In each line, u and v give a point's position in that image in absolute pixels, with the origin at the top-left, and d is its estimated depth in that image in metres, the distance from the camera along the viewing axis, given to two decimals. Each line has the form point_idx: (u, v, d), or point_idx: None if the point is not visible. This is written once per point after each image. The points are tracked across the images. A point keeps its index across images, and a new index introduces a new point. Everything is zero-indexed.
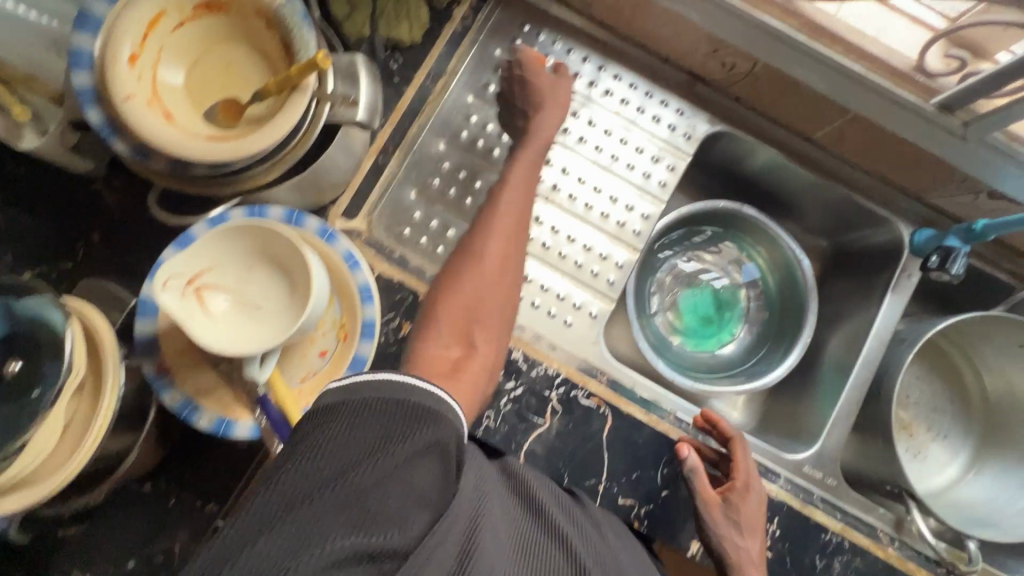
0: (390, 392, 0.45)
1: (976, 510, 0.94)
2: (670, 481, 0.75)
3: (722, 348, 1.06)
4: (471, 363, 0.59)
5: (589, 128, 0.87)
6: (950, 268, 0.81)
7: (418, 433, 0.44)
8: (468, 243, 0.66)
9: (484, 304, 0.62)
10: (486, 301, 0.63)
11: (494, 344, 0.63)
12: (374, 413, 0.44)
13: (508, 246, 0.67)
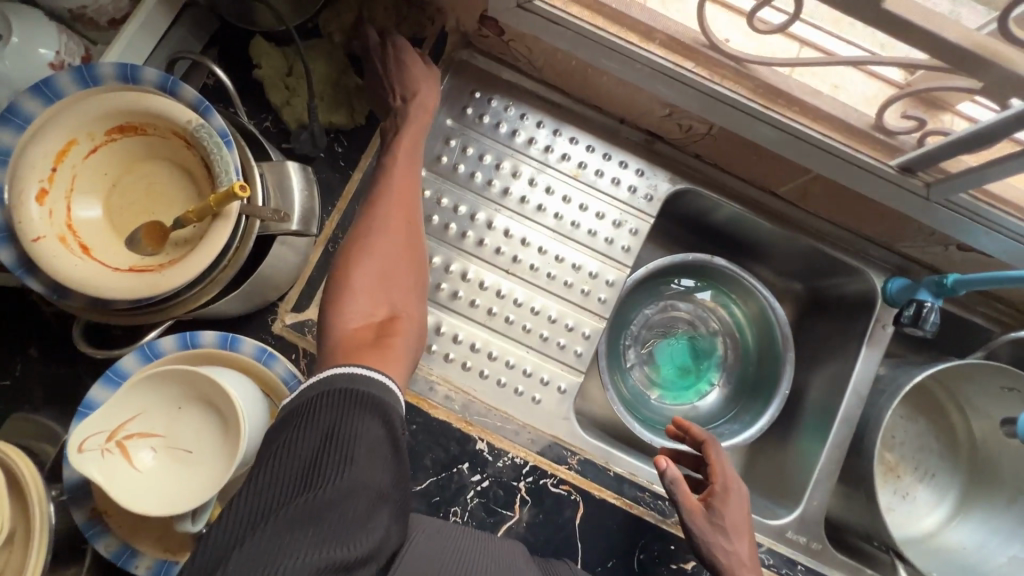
0: (339, 388, 0.47)
1: (965, 558, 0.92)
2: (648, 567, 0.73)
3: (701, 399, 1.04)
4: (394, 324, 0.63)
5: (548, 196, 0.85)
6: (923, 326, 0.79)
7: (369, 426, 0.46)
8: (361, 227, 0.67)
9: (395, 274, 0.67)
10: (396, 271, 0.67)
11: (412, 305, 0.68)
12: (323, 413, 0.46)
13: (409, 225, 0.70)
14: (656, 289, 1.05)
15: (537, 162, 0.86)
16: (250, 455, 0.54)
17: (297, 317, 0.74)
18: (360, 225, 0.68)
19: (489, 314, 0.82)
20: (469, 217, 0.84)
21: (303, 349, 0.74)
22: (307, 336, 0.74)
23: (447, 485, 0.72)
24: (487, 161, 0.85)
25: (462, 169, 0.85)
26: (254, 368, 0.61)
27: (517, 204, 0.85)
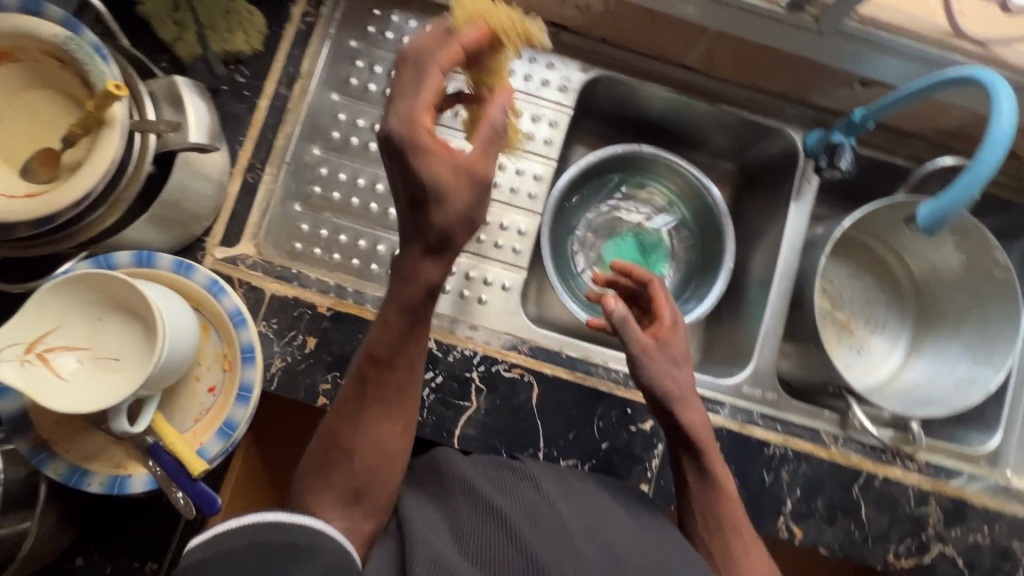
0: (263, 526, 0.45)
1: (922, 390, 0.95)
2: (608, 433, 0.75)
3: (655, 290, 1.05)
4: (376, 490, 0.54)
5: (463, 102, 0.86)
6: (839, 164, 0.81)
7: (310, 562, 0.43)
8: (344, 424, 0.55)
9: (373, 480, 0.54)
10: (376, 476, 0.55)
11: (394, 465, 0.56)
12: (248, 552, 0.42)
13: (394, 439, 0.56)
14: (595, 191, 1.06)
15: (447, 70, 0.86)
16: (177, 359, 0.54)
17: (228, 251, 0.75)
18: (339, 407, 0.57)
19: None
20: None
21: (238, 279, 0.73)
22: (240, 267, 0.74)
23: None
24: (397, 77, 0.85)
25: (373, 88, 0.85)
26: (177, 282, 0.59)
27: (434, 115, 0.85)
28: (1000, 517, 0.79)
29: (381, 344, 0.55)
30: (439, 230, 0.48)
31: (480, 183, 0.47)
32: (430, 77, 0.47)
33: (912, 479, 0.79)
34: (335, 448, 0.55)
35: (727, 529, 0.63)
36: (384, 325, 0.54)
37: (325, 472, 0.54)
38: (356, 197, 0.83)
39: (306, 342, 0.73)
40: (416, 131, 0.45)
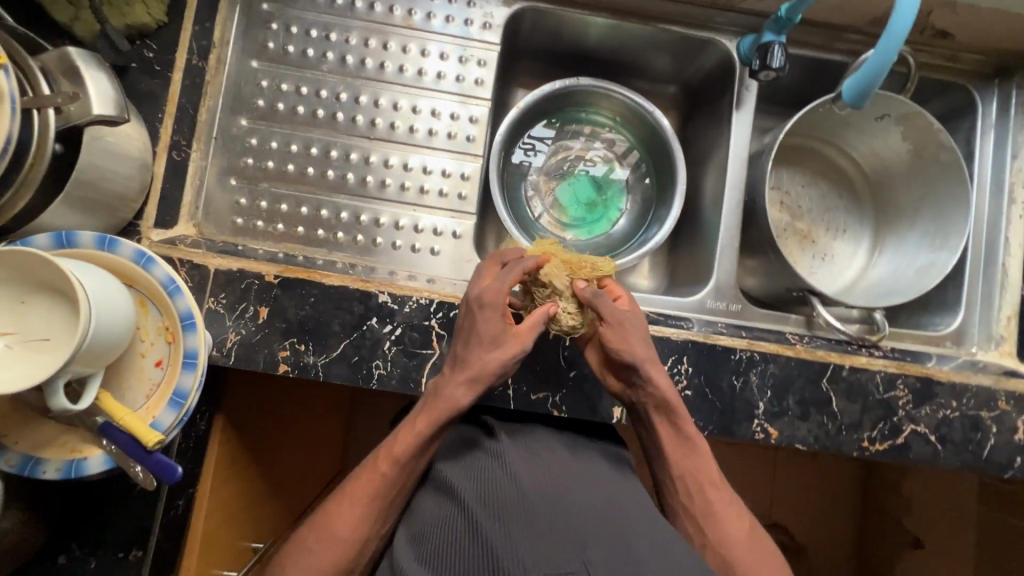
0: None
1: (884, 284, 0.96)
2: (575, 361, 0.75)
3: (615, 226, 1.05)
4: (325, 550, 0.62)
5: (387, 52, 0.83)
6: (771, 64, 0.80)
7: None
8: (350, 485, 0.65)
9: (341, 537, 0.63)
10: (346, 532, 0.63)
11: (352, 528, 0.63)
12: None
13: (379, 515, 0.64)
14: (547, 133, 1.05)
15: (365, 22, 0.83)
16: (112, 334, 0.53)
17: (165, 232, 0.73)
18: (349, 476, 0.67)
19: (364, 184, 0.82)
20: (314, 95, 0.82)
21: (179, 259, 0.71)
22: (179, 247, 0.73)
23: (362, 343, 0.73)
24: (315, 35, 0.83)
25: (292, 50, 0.82)
26: (100, 257, 0.56)
27: (359, 69, 0.83)
28: (970, 391, 0.79)
29: (403, 443, 0.64)
30: (483, 366, 0.63)
31: (523, 349, 0.64)
32: (508, 274, 0.67)
33: (877, 365, 0.79)
34: (347, 495, 0.64)
35: (714, 523, 0.66)
36: (404, 436, 0.64)
37: (340, 509, 0.64)
38: (291, 164, 0.81)
39: (259, 312, 0.72)
40: (493, 297, 0.65)
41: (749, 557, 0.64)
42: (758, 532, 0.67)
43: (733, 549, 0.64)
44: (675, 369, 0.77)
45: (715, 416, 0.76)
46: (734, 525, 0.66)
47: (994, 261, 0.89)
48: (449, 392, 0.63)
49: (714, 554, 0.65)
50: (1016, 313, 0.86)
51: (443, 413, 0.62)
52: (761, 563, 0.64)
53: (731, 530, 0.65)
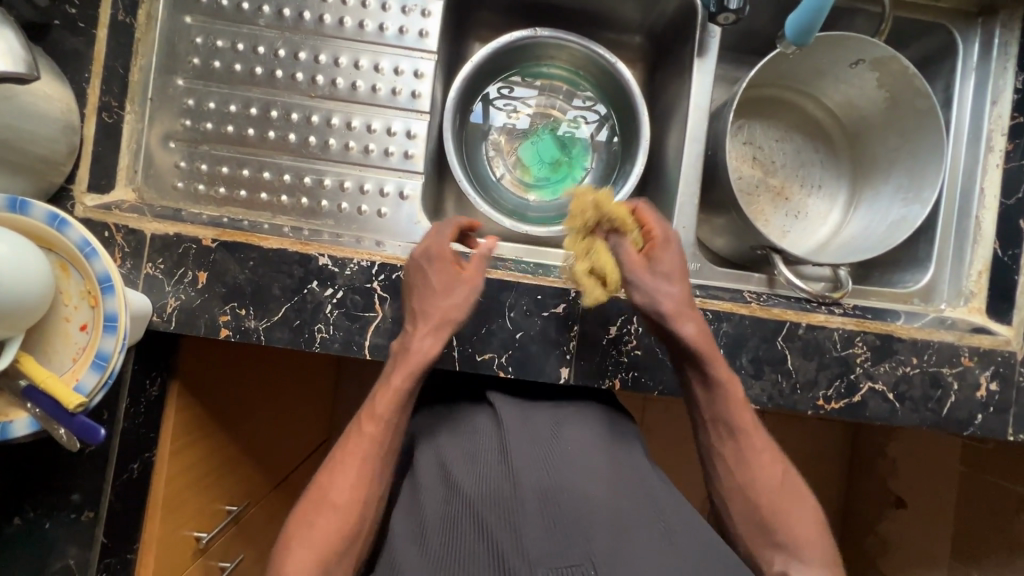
0: None
1: (854, 241, 0.93)
2: (521, 322, 0.74)
3: (578, 187, 1.01)
4: (324, 511, 0.62)
5: (325, 3, 0.79)
6: (728, 5, 0.76)
7: None
8: (338, 448, 0.66)
9: (342, 496, 0.62)
10: (347, 491, 0.63)
11: (351, 486, 0.63)
12: None
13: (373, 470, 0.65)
14: (510, 90, 1.01)
15: None
16: (23, 298, 0.52)
17: (100, 197, 0.72)
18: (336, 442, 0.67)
19: (307, 144, 0.79)
20: (251, 51, 0.79)
21: (114, 224, 0.70)
22: (115, 212, 0.71)
23: (304, 307, 0.72)
24: None
25: (227, 4, 0.78)
26: (14, 220, 0.55)
27: (298, 23, 0.79)
28: (932, 347, 0.77)
29: (384, 399, 0.66)
30: (447, 315, 0.67)
31: (477, 289, 0.69)
32: (447, 229, 0.73)
33: (836, 322, 0.77)
34: (339, 464, 0.64)
35: (744, 460, 0.67)
36: (383, 391, 0.66)
37: (333, 481, 0.63)
38: (230, 125, 0.79)
39: (198, 276, 0.71)
40: (437, 248, 0.70)
41: (778, 497, 0.65)
42: (785, 467, 0.67)
43: (760, 488, 0.65)
44: (624, 330, 0.75)
45: (665, 376, 0.75)
46: (767, 463, 0.66)
47: (967, 214, 0.85)
48: (419, 344, 0.67)
49: (741, 492, 0.66)
50: (987, 267, 0.83)
51: (417, 364, 0.66)
52: (791, 497, 0.65)
53: (762, 472, 0.66)
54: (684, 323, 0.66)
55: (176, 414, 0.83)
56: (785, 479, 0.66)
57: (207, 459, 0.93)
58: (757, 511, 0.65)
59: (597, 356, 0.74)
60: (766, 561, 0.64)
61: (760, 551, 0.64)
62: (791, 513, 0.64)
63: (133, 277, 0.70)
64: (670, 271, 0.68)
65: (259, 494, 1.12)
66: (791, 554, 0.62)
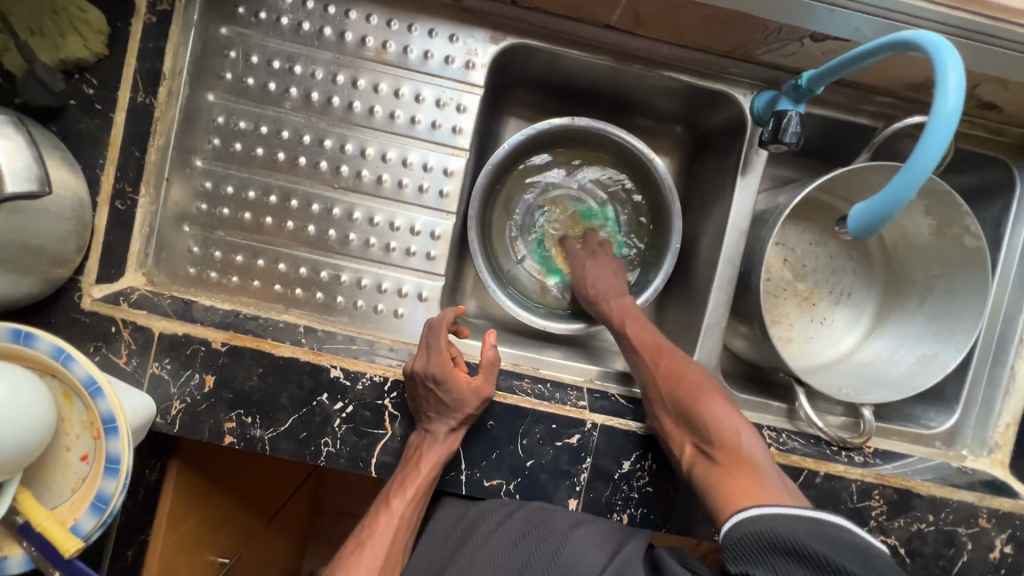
0: None
1: (876, 369, 0.88)
2: (533, 451, 0.71)
3: None
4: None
5: (357, 90, 0.76)
6: (783, 138, 0.69)
7: None
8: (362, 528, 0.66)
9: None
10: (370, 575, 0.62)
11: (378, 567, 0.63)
12: None
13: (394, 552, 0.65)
14: (546, 162, 0.95)
15: (334, 53, 0.75)
16: (22, 445, 0.50)
17: (108, 288, 0.69)
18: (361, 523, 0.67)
19: (326, 237, 0.77)
20: (275, 135, 0.76)
21: (122, 319, 0.67)
22: (123, 306, 0.68)
23: (311, 420, 0.69)
24: (278, 67, 0.75)
25: (253, 83, 0.75)
26: (21, 352, 0.54)
27: (326, 108, 0.76)
28: (950, 506, 0.75)
29: (411, 488, 0.65)
30: (465, 421, 0.67)
31: (486, 398, 0.69)
32: (445, 337, 0.70)
33: (854, 474, 0.75)
34: (365, 545, 0.64)
35: (648, 373, 0.72)
36: (405, 480, 0.66)
37: (359, 561, 0.63)
38: (247, 212, 0.76)
39: (205, 380, 0.68)
40: (439, 356, 0.67)
41: (686, 389, 0.68)
42: (689, 362, 0.71)
43: (661, 374, 0.71)
44: (637, 465, 0.72)
45: (676, 516, 0.73)
46: (669, 364, 0.71)
47: (1002, 362, 0.83)
48: (438, 440, 0.67)
49: (651, 390, 0.71)
50: (1016, 421, 0.82)
51: (437, 459, 0.66)
52: (682, 373, 0.69)
53: (661, 369, 0.71)
54: (608, 294, 0.82)
55: (175, 490, 0.78)
56: (688, 372, 0.69)
57: (208, 522, 0.87)
58: (672, 401, 0.68)
59: (607, 490, 0.72)
60: (684, 453, 0.65)
61: (682, 445, 0.66)
62: (699, 404, 0.66)
63: (138, 375, 0.67)
64: (611, 285, 0.83)
65: (253, 533, 1.00)
66: (707, 437, 0.64)
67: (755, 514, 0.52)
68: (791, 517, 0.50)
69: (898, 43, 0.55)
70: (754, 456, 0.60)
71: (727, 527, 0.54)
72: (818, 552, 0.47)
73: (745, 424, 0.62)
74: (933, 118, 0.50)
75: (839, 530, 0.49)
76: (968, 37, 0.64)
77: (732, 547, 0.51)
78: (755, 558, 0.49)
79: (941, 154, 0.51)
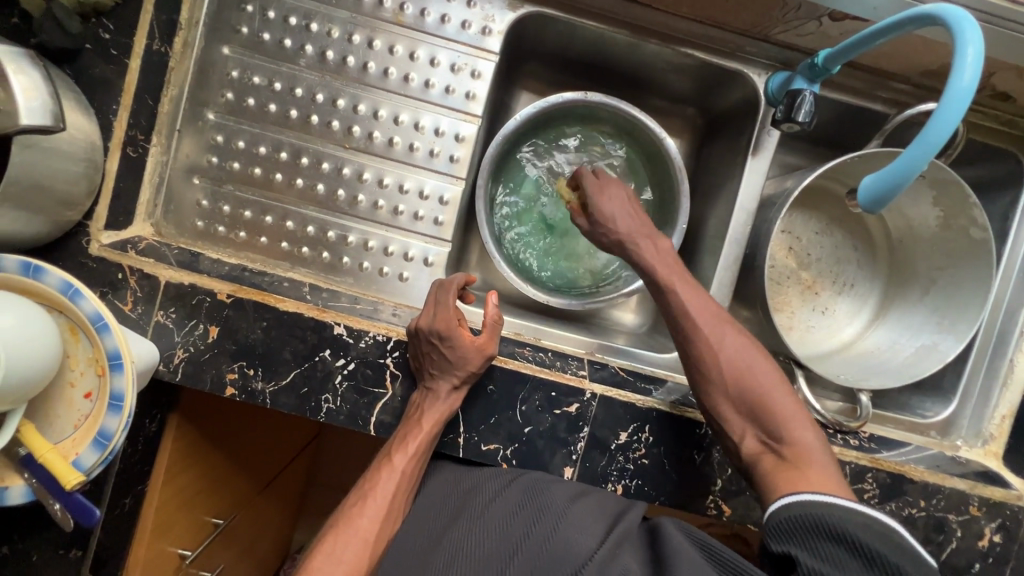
0: None
1: (876, 357, 0.88)
2: (531, 417, 0.72)
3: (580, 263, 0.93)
4: (349, 536, 0.62)
5: (372, 51, 0.76)
6: (796, 117, 0.69)
7: None
8: (365, 481, 0.67)
9: (364, 530, 0.63)
10: (371, 526, 0.63)
11: (378, 518, 0.64)
12: None
13: (396, 506, 0.66)
14: (560, 136, 0.94)
15: (352, 13, 0.75)
16: (26, 374, 0.50)
17: (117, 235, 0.69)
18: (364, 477, 0.68)
19: (335, 197, 0.77)
20: (289, 93, 0.76)
21: (129, 266, 0.67)
22: (130, 253, 0.68)
23: (313, 374, 0.69)
24: (294, 23, 0.75)
25: (268, 38, 0.75)
26: (30, 286, 0.54)
27: (340, 68, 0.76)
28: (942, 492, 0.76)
29: (411, 446, 0.66)
30: (465, 380, 0.68)
31: (489, 359, 0.69)
32: (452, 297, 0.70)
33: (849, 456, 0.75)
34: (367, 496, 0.65)
35: (705, 353, 0.66)
36: (407, 439, 0.66)
37: (361, 511, 0.64)
38: (258, 168, 0.77)
39: (209, 331, 0.68)
40: (444, 315, 0.68)
41: (754, 380, 0.64)
42: (753, 346, 0.66)
43: (724, 361, 0.65)
44: (634, 437, 0.73)
45: (670, 488, 0.73)
46: (730, 350, 0.65)
47: (1002, 354, 0.84)
48: (439, 401, 0.67)
49: (706, 374, 0.66)
50: (1012, 413, 0.83)
51: (438, 420, 0.67)
52: (750, 361, 0.65)
53: (722, 352, 0.65)
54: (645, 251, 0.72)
55: (175, 442, 0.78)
56: (753, 357, 0.65)
57: (205, 478, 0.87)
58: (737, 390, 0.64)
59: (603, 460, 0.72)
60: (744, 444, 0.63)
61: (740, 434, 0.64)
62: (770, 399, 0.62)
63: (142, 322, 0.67)
64: (648, 227, 0.73)
65: (248, 498, 1.01)
66: (771, 431, 0.62)
67: (806, 499, 0.54)
68: (844, 508, 0.51)
69: (917, 17, 0.55)
70: (823, 457, 0.59)
71: (773, 509, 0.55)
72: (867, 545, 0.48)
73: (813, 422, 0.61)
74: (947, 93, 0.50)
75: (884, 524, 0.50)
76: (987, 20, 0.63)
77: (776, 525, 0.53)
78: (800, 539, 0.51)
79: (953, 130, 0.51)
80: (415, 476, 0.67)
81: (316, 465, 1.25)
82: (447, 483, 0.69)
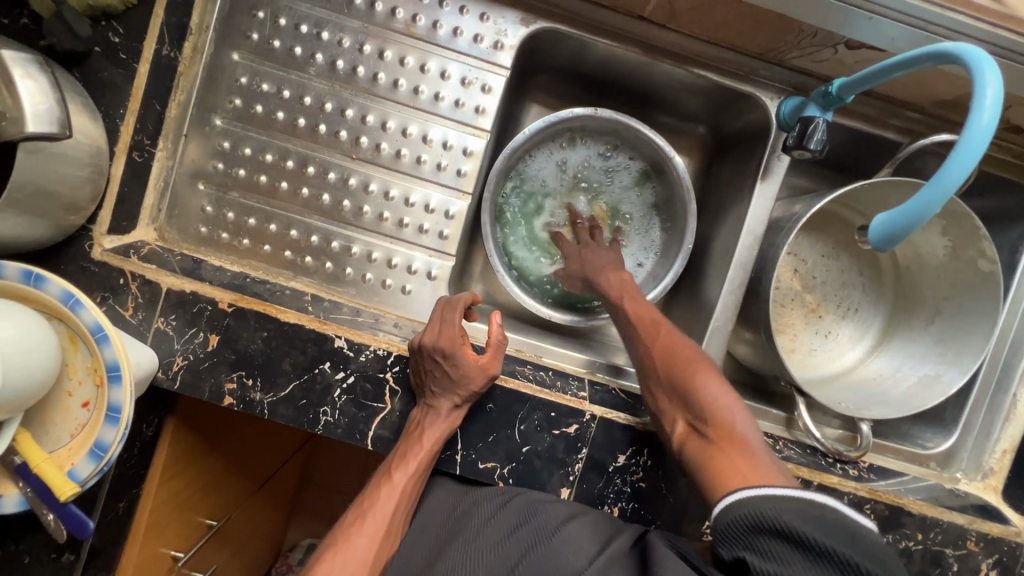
0: None
1: (879, 385, 0.88)
2: (530, 437, 0.71)
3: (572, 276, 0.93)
4: (347, 557, 0.62)
5: (381, 61, 0.75)
6: (808, 145, 0.69)
7: None
8: (363, 499, 0.66)
9: (361, 551, 0.62)
10: (367, 547, 0.62)
11: (376, 539, 0.63)
12: None
13: (393, 525, 0.65)
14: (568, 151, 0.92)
15: (363, 23, 0.75)
16: (23, 386, 0.50)
17: (120, 240, 0.69)
18: (363, 493, 0.67)
19: (341, 207, 0.77)
20: (297, 101, 0.75)
21: (131, 272, 0.66)
22: (133, 259, 0.68)
23: (312, 387, 0.68)
24: (305, 31, 0.74)
25: (278, 45, 0.75)
26: (30, 293, 0.54)
27: (350, 77, 0.75)
28: (939, 526, 0.75)
29: (409, 468, 0.65)
30: (467, 398, 0.68)
31: (491, 380, 0.68)
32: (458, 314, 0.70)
33: (848, 486, 0.75)
34: (366, 515, 0.65)
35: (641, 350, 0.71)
36: (405, 461, 0.65)
37: (359, 530, 0.64)
38: (263, 175, 0.76)
39: (210, 340, 0.67)
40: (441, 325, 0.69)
41: (677, 362, 0.66)
42: (687, 340, 0.69)
43: (653, 354, 0.69)
44: (632, 460, 0.73)
45: (666, 512, 0.73)
46: (664, 340, 0.69)
47: (1004, 388, 0.84)
48: (436, 423, 0.67)
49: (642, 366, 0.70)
50: (1013, 448, 0.83)
51: (434, 443, 0.66)
52: (678, 347, 0.68)
53: (654, 343, 0.70)
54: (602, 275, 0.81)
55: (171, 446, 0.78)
56: (681, 347, 0.68)
57: (200, 481, 0.87)
58: (665, 375, 0.66)
59: (601, 481, 0.72)
60: (674, 429, 0.64)
61: (672, 421, 0.65)
62: (692, 379, 0.63)
63: (143, 329, 0.66)
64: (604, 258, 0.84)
65: (242, 499, 1.01)
66: (697, 411, 0.62)
67: (745, 496, 0.50)
68: (782, 499, 0.48)
69: (936, 53, 0.54)
70: (747, 438, 0.57)
71: (717, 512, 0.52)
72: (807, 535, 0.45)
73: (739, 402, 0.60)
74: (966, 132, 0.50)
75: (830, 512, 0.47)
76: (1005, 56, 0.62)
77: (722, 532, 0.49)
78: (745, 542, 0.47)
79: (967, 174, 0.51)
80: (414, 494, 0.67)
81: (312, 467, 1.25)
82: (445, 503, 0.68)
